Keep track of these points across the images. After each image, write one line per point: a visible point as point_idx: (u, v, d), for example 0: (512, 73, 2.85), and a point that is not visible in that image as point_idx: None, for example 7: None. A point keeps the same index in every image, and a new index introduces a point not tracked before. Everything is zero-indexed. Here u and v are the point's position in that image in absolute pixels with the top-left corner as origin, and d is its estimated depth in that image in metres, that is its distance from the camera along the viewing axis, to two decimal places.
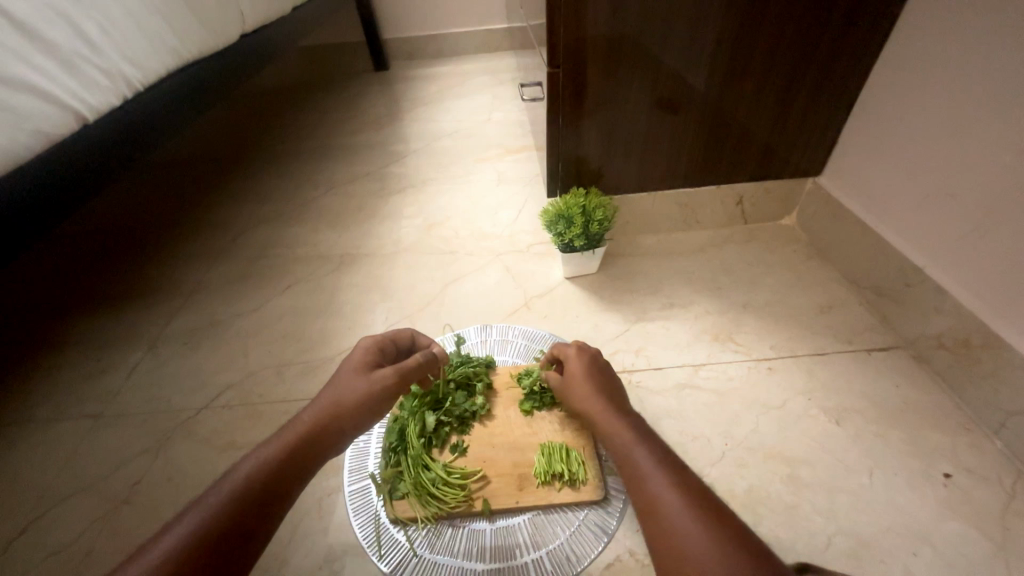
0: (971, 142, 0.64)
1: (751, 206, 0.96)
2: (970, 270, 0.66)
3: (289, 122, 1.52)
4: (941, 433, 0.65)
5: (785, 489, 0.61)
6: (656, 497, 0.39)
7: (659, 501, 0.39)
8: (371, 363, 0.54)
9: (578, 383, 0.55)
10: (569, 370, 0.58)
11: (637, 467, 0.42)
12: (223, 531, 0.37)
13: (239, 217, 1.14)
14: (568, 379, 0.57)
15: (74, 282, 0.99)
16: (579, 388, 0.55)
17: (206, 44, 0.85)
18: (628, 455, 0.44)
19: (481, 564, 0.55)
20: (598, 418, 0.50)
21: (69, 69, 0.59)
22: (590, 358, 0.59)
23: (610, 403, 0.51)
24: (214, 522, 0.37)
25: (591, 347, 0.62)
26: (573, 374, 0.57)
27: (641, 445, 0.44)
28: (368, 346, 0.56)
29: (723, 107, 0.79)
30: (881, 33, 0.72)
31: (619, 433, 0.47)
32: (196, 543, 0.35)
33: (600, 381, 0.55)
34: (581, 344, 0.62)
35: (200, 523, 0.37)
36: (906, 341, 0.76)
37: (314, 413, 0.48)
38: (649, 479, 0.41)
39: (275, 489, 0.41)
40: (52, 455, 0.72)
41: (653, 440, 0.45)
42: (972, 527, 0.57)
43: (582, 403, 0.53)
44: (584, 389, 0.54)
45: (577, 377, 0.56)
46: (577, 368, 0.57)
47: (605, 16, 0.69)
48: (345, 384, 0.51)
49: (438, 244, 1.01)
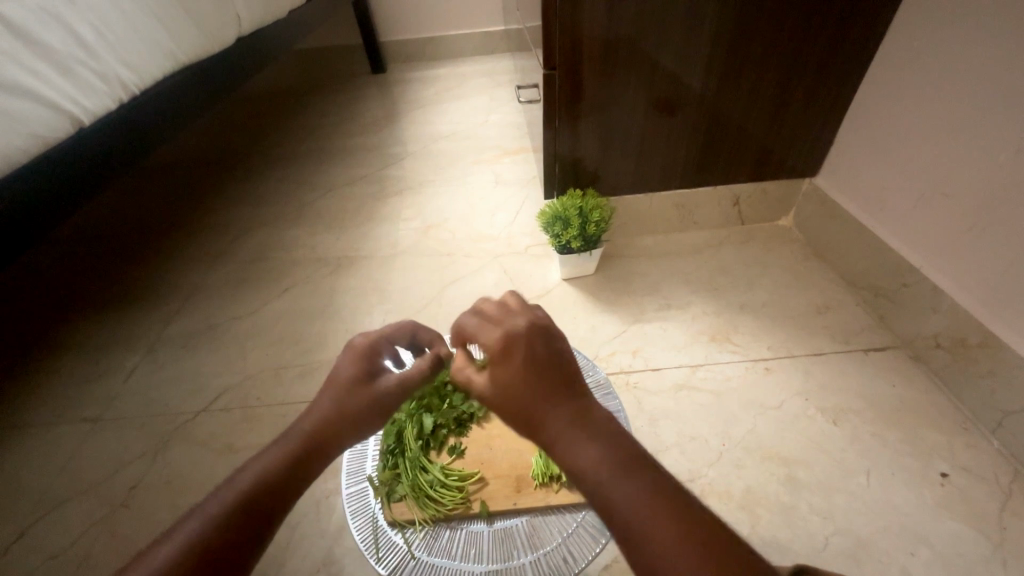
0: (963, 144, 0.64)
1: (748, 206, 0.95)
2: (965, 269, 0.66)
3: (286, 124, 1.53)
4: (938, 433, 0.65)
5: (782, 489, 0.61)
6: (642, 537, 0.31)
7: (644, 539, 0.31)
8: (379, 367, 0.49)
9: (512, 388, 0.39)
10: (500, 367, 0.40)
11: (628, 510, 0.32)
12: (224, 539, 0.35)
13: (238, 220, 1.14)
14: (500, 383, 0.40)
15: (74, 286, 1.00)
16: (522, 398, 0.38)
17: (203, 47, 0.86)
18: (604, 490, 0.33)
19: (480, 566, 0.54)
20: (561, 440, 0.36)
21: (63, 73, 0.59)
22: (524, 342, 0.41)
23: (567, 413, 0.37)
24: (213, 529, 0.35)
25: (521, 320, 0.43)
26: (506, 378, 0.40)
27: (624, 476, 0.34)
28: (365, 342, 0.50)
29: (720, 107, 0.79)
30: (876, 34, 0.73)
31: (588, 464, 0.34)
32: (193, 551, 0.34)
33: (542, 376, 0.39)
34: (512, 324, 0.43)
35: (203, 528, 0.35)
36: (902, 341, 0.76)
37: (316, 418, 0.44)
38: (637, 517, 0.32)
39: (276, 493, 0.39)
40: (50, 459, 0.72)
41: (635, 464, 0.34)
42: (968, 526, 0.57)
43: (531, 414, 0.38)
44: (524, 396, 0.38)
45: (521, 382, 0.39)
46: (511, 364, 0.40)
47: (601, 18, 0.69)
48: (350, 386, 0.47)
49: (436, 246, 1.01)
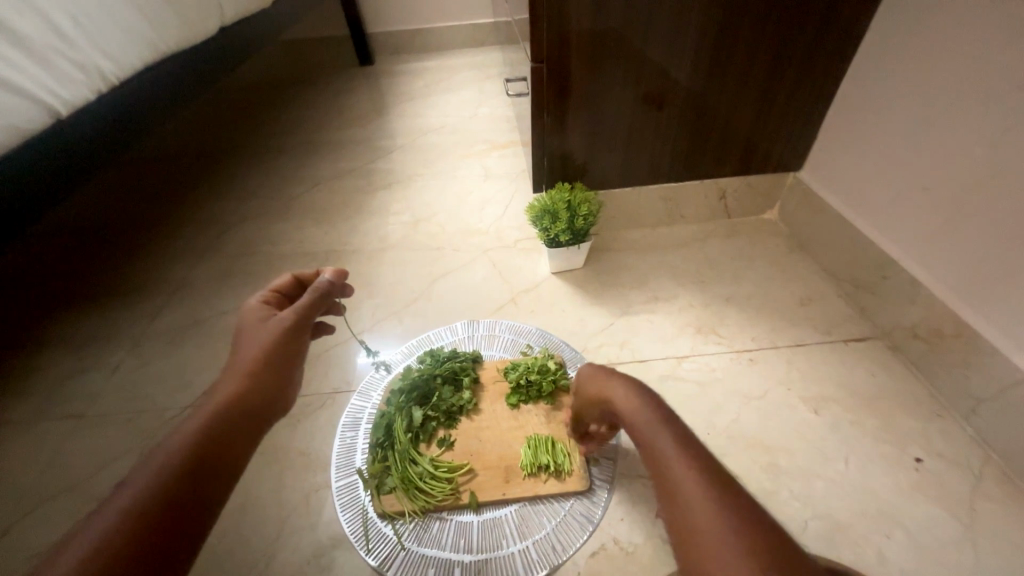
0: (942, 138, 0.66)
1: (734, 200, 0.97)
2: (942, 261, 0.68)
3: (272, 117, 1.50)
4: (914, 420, 0.67)
5: (766, 477, 0.62)
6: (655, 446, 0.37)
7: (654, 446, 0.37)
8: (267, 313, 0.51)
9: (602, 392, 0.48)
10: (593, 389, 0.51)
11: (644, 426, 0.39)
12: (162, 511, 0.33)
13: (223, 214, 1.12)
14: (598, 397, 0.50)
15: (55, 282, 0.98)
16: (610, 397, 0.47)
17: (185, 37, 0.84)
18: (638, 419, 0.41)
19: (469, 556, 0.56)
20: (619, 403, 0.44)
21: (40, 61, 0.58)
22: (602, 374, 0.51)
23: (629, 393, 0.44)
24: (136, 519, 0.32)
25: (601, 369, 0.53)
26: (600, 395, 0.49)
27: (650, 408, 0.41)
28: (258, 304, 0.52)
29: (706, 102, 0.80)
30: (858, 30, 0.74)
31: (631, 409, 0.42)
32: (130, 533, 0.31)
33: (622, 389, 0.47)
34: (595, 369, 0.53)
35: (132, 503, 0.33)
36: (882, 331, 0.78)
37: (232, 381, 0.44)
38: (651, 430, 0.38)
39: (214, 469, 0.37)
40: (32, 457, 0.71)
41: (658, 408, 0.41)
42: (941, 509, 0.59)
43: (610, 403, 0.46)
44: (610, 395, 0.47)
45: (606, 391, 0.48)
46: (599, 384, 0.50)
47: (587, 12, 0.69)
48: (244, 337, 0.48)
49: (425, 240, 1.01)
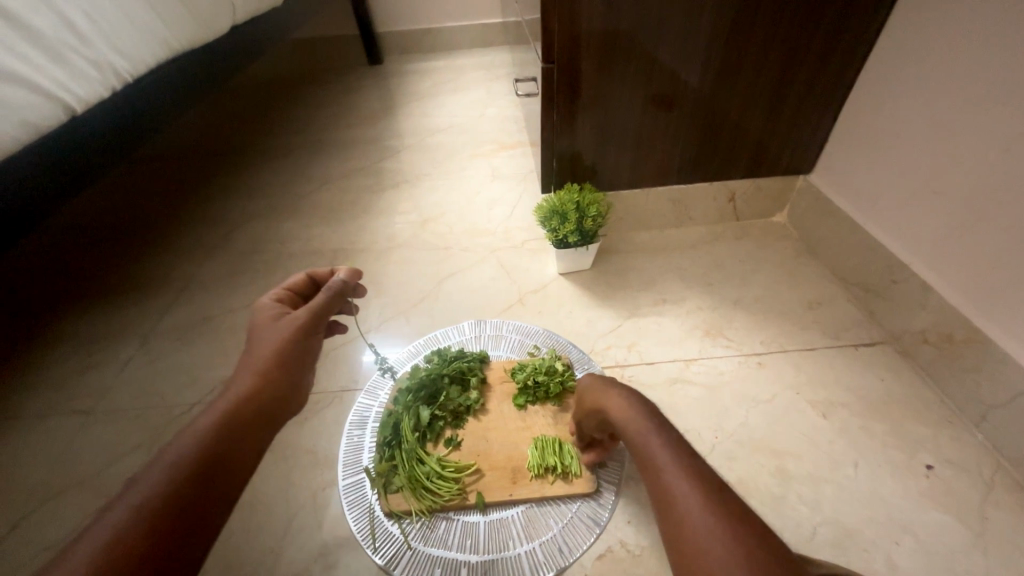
0: (955, 143, 0.65)
1: (743, 202, 0.96)
2: (954, 266, 0.67)
3: (281, 115, 1.51)
4: (924, 426, 0.67)
5: (774, 481, 0.62)
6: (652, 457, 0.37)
7: (652, 457, 0.37)
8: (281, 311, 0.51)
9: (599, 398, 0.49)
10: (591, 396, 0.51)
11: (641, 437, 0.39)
12: (174, 509, 0.33)
13: (232, 212, 1.13)
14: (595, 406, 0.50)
15: (65, 278, 0.99)
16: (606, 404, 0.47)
17: (197, 35, 0.84)
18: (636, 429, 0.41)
19: (475, 556, 0.56)
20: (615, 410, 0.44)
21: (55, 58, 0.58)
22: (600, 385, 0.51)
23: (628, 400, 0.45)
24: (148, 518, 0.32)
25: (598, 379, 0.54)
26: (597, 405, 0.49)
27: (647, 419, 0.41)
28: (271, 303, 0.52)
29: (716, 103, 0.80)
30: (871, 32, 0.73)
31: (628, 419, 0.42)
32: (144, 530, 0.31)
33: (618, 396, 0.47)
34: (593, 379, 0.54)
35: (145, 501, 0.33)
36: (892, 336, 0.77)
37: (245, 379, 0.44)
38: (649, 440, 0.38)
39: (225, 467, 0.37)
40: (42, 452, 0.72)
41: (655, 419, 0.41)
42: (950, 516, 0.58)
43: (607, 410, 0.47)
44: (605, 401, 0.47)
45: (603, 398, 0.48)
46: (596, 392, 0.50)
47: (599, 13, 0.69)
48: (256, 336, 0.48)
49: (433, 239, 1.01)
